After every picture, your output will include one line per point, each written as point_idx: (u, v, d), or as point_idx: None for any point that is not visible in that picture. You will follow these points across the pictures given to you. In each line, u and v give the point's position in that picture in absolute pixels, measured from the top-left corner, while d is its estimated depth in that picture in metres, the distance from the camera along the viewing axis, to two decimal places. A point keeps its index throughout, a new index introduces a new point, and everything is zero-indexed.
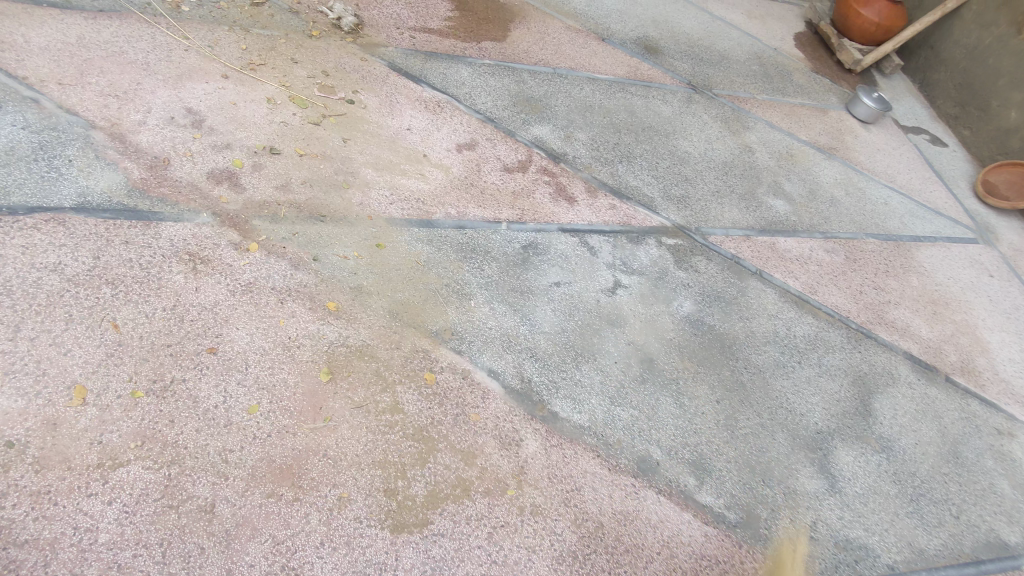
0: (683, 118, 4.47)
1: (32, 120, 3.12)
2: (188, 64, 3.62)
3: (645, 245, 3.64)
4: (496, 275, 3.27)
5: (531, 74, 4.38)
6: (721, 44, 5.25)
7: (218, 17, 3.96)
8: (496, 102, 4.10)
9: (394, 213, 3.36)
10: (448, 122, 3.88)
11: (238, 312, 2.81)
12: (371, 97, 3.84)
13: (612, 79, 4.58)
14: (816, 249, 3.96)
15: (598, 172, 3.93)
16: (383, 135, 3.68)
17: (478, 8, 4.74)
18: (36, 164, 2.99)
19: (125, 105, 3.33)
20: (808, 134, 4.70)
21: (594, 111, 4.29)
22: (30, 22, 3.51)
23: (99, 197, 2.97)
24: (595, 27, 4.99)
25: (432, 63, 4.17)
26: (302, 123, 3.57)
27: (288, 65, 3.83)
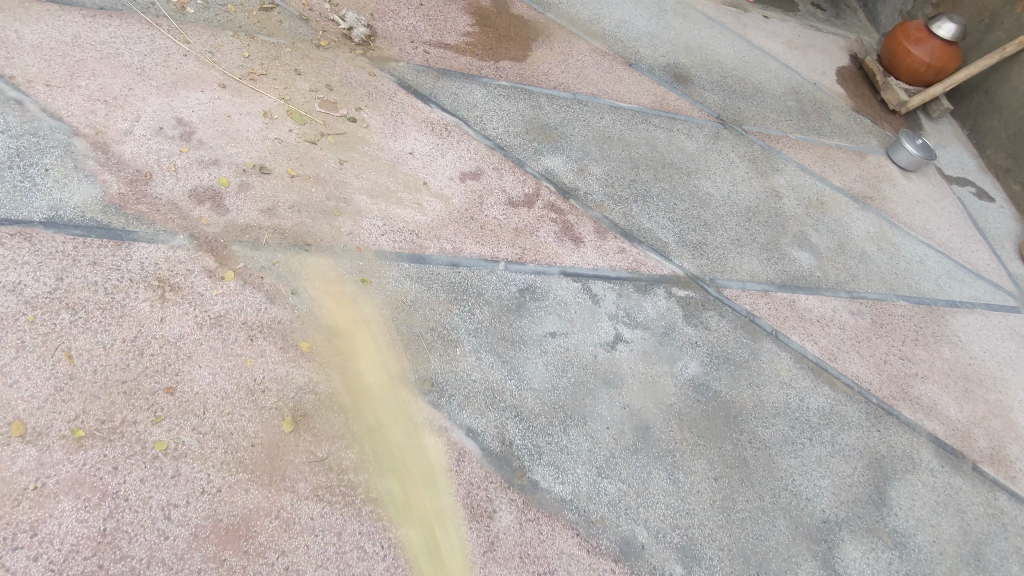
0: (708, 155, 4.19)
1: (12, 124, 2.98)
2: (186, 70, 3.46)
3: (653, 296, 3.38)
4: (487, 320, 3.03)
5: (548, 98, 4.14)
6: (756, 76, 4.94)
7: (223, 21, 3.81)
8: (508, 127, 3.87)
9: (385, 245, 3.14)
10: (453, 147, 3.66)
11: (203, 347, 2.61)
12: (374, 115, 3.64)
13: (636, 109, 4.31)
14: (841, 309, 3.65)
15: (610, 211, 3.68)
16: (382, 158, 3.47)
17: (500, 24, 4.51)
18: (10, 172, 2.84)
19: (112, 112, 3.18)
20: (842, 180, 4.38)
21: (612, 143, 4.03)
22: (26, 18, 3.39)
23: (72, 211, 2.81)
24: (624, 50, 4.73)
25: (444, 82, 3.97)
26: (298, 141, 3.38)
27: (291, 76, 3.65)
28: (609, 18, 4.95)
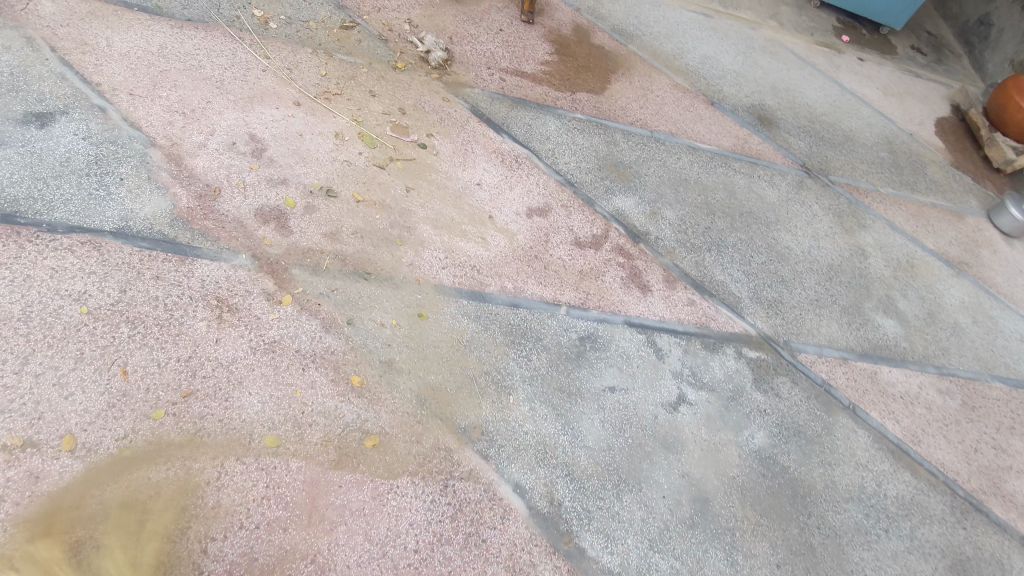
0: (789, 206, 3.98)
1: (94, 132, 3.02)
2: (263, 86, 3.47)
3: (722, 355, 3.18)
4: (544, 368, 2.89)
5: (624, 135, 3.99)
6: (845, 123, 4.69)
7: (304, 38, 3.79)
8: (580, 163, 3.74)
9: (445, 279, 3.04)
10: (522, 181, 3.55)
11: (254, 374, 2.55)
12: (445, 142, 3.57)
13: (715, 151, 4.13)
14: (928, 386, 3.35)
15: (681, 259, 3.51)
16: (449, 188, 3.39)
17: (579, 54, 4.38)
18: (87, 179, 2.86)
19: (189, 125, 3.19)
20: (935, 242, 4.08)
21: (687, 186, 3.86)
22: (118, 26, 3.45)
23: (141, 222, 2.81)
24: (706, 88, 4.55)
25: (518, 111, 3.88)
26: (367, 165, 3.33)
27: (365, 97, 3.61)
28: (692, 53, 4.77)
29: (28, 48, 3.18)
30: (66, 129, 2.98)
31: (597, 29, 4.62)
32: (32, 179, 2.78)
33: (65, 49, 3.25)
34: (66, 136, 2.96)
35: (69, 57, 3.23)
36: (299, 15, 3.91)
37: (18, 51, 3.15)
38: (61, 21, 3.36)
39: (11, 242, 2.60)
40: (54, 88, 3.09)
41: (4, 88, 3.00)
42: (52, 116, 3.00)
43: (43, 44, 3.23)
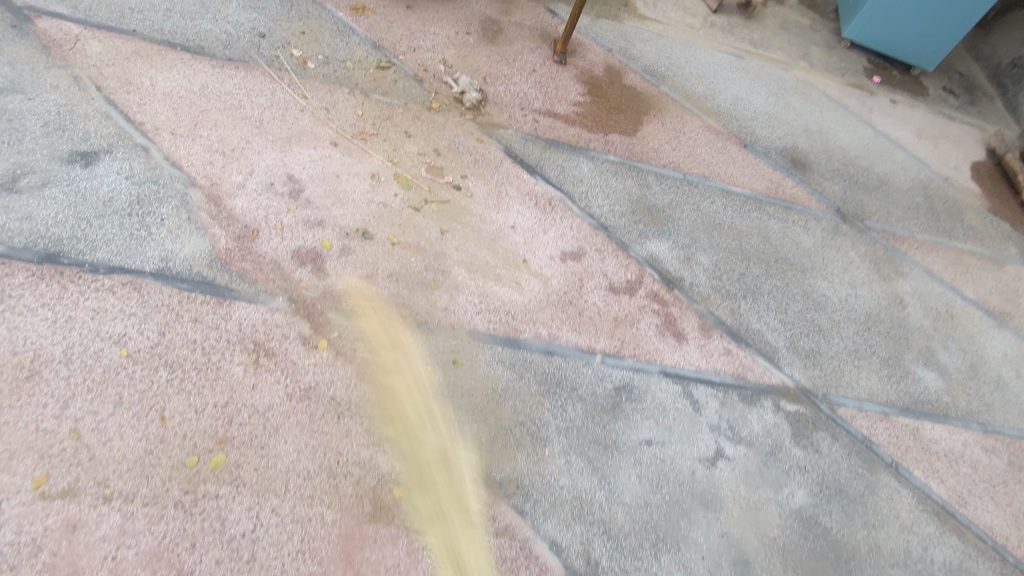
0: (825, 252, 3.94)
1: (137, 171, 3.04)
2: (301, 126, 3.48)
3: (760, 408, 3.11)
4: (580, 420, 2.83)
5: (657, 177, 3.97)
6: (879, 167, 4.65)
7: (341, 78, 3.80)
8: (614, 206, 3.72)
9: (479, 325, 3.01)
10: (556, 224, 3.53)
11: (290, 421, 2.52)
12: (480, 184, 3.56)
13: (748, 195, 4.09)
14: (973, 444, 3.25)
15: (717, 306, 3.46)
16: (484, 231, 3.37)
17: (612, 94, 4.38)
18: (129, 219, 2.88)
19: (229, 164, 3.20)
20: (975, 291, 4.01)
21: (722, 231, 3.82)
22: (161, 65, 3.48)
23: (181, 263, 2.82)
24: (739, 130, 4.52)
25: (552, 153, 3.87)
26: (402, 207, 3.32)
27: (401, 138, 3.62)
28: (725, 94, 4.75)
29: (75, 87, 3.24)
30: (109, 168, 3.01)
31: (630, 69, 4.61)
32: (75, 218, 2.81)
33: (110, 88, 3.30)
34: (110, 175, 2.99)
35: (114, 96, 3.28)
36: (336, 54, 3.91)
37: (65, 90, 3.21)
38: (107, 60, 3.41)
39: (54, 282, 2.61)
40: (99, 127, 3.13)
41: (52, 127, 3.05)
42: (97, 155, 3.04)
43: (89, 83, 3.28)
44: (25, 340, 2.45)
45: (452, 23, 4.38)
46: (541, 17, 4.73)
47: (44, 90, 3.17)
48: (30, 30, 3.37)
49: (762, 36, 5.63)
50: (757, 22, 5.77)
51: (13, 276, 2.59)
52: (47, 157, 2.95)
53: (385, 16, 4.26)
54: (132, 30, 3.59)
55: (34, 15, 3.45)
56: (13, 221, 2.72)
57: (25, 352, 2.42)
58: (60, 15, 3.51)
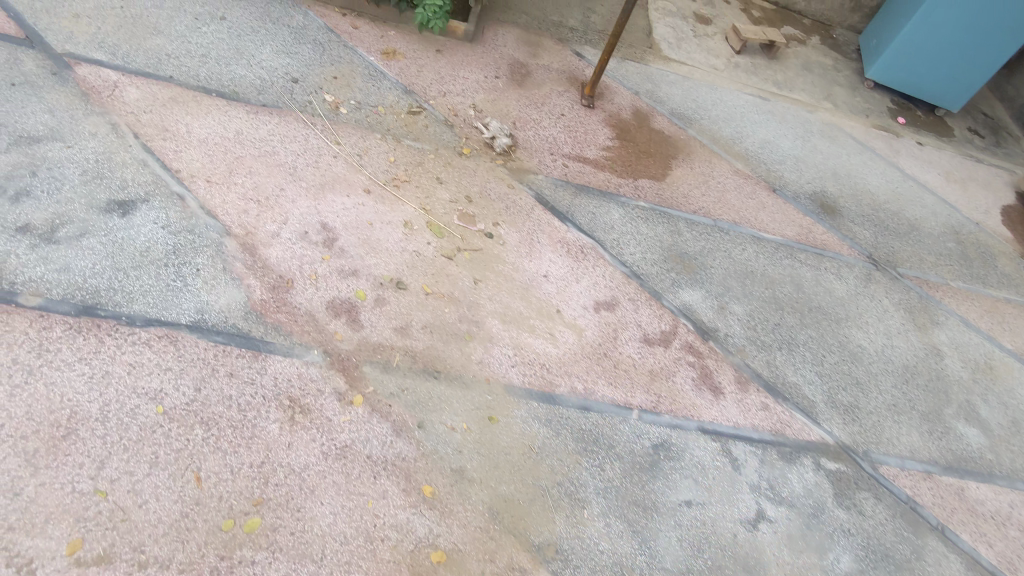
0: (859, 301, 3.89)
1: (173, 220, 3.04)
2: (334, 173, 3.48)
3: (799, 466, 3.05)
4: (618, 480, 2.78)
5: (688, 224, 3.94)
6: (909, 212, 4.61)
7: (373, 123, 3.80)
8: (646, 254, 3.69)
9: (514, 379, 2.97)
10: (589, 272, 3.50)
11: (327, 482, 2.47)
12: (512, 231, 3.54)
13: (780, 241, 4.06)
14: (1018, 504, 3.19)
15: (752, 358, 3.41)
16: (517, 280, 3.34)
17: (640, 138, 4.37)
18: (165, 270, 2.87)
19: (263, 212, 3.19)
20: (1012, 341, 3.96)
21: (754, 279, 3.78)
22: (197, 111, 3.49)
23: (216, 315, 2.79)
24: (768, 174, 4.50)
25: (583, 199, 3.84)
26: (435, 255, 3.30)
27: (433, 184, 3.61)
28: (752, 137, 4.74)
29: (113, 134, 3.25)
30: (146, 217, 3.00)
31: (657, 113, 4.61)
32: (113, 269, 2.80)
33: (147, 135, 3.31)
34: (147, 224, 2.99)
35: (151, 143, 3.28)
36: (368, 99, 3.91)
37: (103, 138, 3.22)
38: (144, 107, 3.42)
39: (91, 336, 2.59)
40: (136, 175, 3.14)
41: (90, 176, 3.06)
42: (134, 204, 3.03)
43: (126, 130, 3.30)
44: (63, 397, 2.42)
45: (482, 67, 4.38)
46: (568, 59, 4.73)
47: (83, 138, 3.19)
48: (69, 77, 3.41)
49: (787, 77, 5.61)
50: (782, 62, 5.76)
51: (51, 329, 2.57)
52: (85, 206, 2.95)
53: (415, 60, 4.27)
54: (169, 76, 3.61)
55: (73, 62, 3.49)
56: (52, 273, 2.72)
57: (62, 409, 2.39)
58: (99, 61, 3.54)
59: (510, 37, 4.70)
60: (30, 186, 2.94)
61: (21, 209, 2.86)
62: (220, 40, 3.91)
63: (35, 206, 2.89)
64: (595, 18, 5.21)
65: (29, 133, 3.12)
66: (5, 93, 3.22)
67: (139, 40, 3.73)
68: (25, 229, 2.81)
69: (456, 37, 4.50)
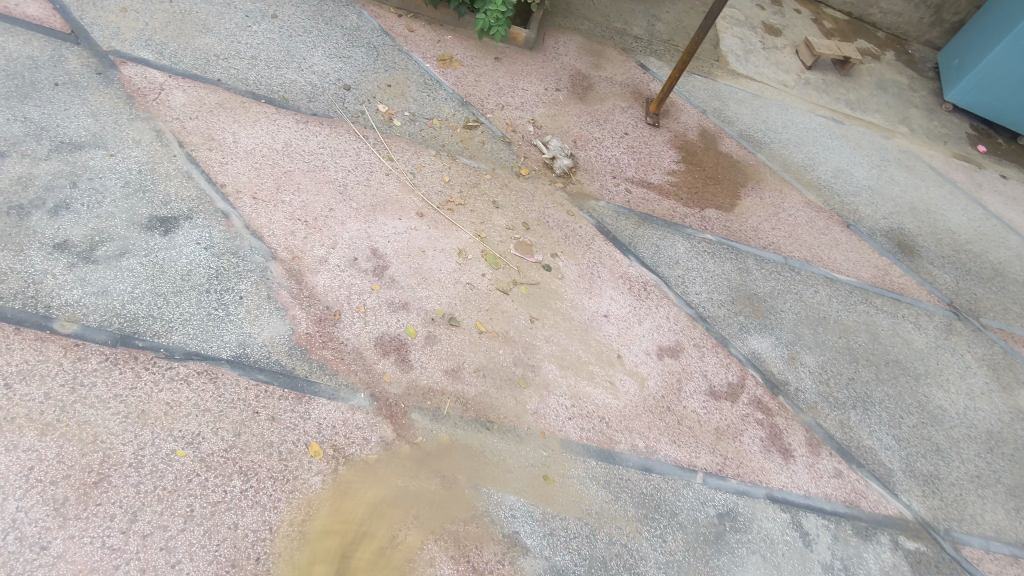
0: (939, 355, 3.59)
1: (216, 241, 2.85)
2: (386, 192, 3.26)
3: (876, 545, 2.80)
4: (681, 553, 2.55)
5: (757, 261, 3.67)
6: (992, 254, 4.26)
7: (428, 137, 3.58)
8: (712, 294, 3.43)
9: (572, 433, 2.75)
10: (652, 313, 3.25)
11: (370, 545, 2.28)
12: (570, 264, 3.30)
13: (854, 284, 3.77)
14: None
15: (825, 417, 3.15)
16: (575, 319, 3.11)
17: (707, 162, 4.08)
18: (207, 297, 2.69)
19: (311, 236, 2.99)
20: None
21: (827, 326, 3.51)
22: (244, 119, 3.30)
23: (259, 350, 2.61)
24: (841, 207, 4.19)
25: (645, 229, 3.59)
26: (490, 289, 3.08)
27: (488, 209, 3.38)
28: (825, 164, 4.42)
29: (157, 143, 3.07)
30: (189, 237, 2.82)
31: (725, 134, 4.31)
32: (152, 295, 2.63)
33: (193, 144, 3.12)
34: (189, 245, 2.81)
35: (196, 153, 3.10)
36: (423, 111, 3.68)
37: (148, 146, 3.04)
38: (191, 112, 3.23)
39: (128, 370, 2.43)
40: (179, 189, 2.95)
41: (132, 189, 2.89)
42: (176, 222, 2.85)
43: (171, 138, 3.11)
44: (95, 439, 2.26)
45: (542, 78, 4.12)
46: (632, 71, 4.45)
47: (126, 146, 3.01)
48: (115, 77, 3.23)
49: (861, 96, 5.25)
50: (856, 80, 5.39)
51: (86, 360, 2.41)
52: (125, 222, 2.78)
53: (473, 68, 4.03)
54: (217, 80, 3.42)
55: (118, 61, 3.30)
56: (89, 297, 2.55)
57: (95, 452, 2.23)
58: (145, 61, 3.35)
59: (571, 45, 4.42)
60: (70, 197, 2.78)
61: (59, 224, 2.70)
62: (271, 41, 3.70)
63: (74, 221, 2.72)
64: (660, 26, 4.90)
65: (71, 138, 2.95)
66: (48, 94, 3.06)
67: (187, 39, 3.54)
68: (63, 246, 2.65)
69: (515, 44, 4.24)
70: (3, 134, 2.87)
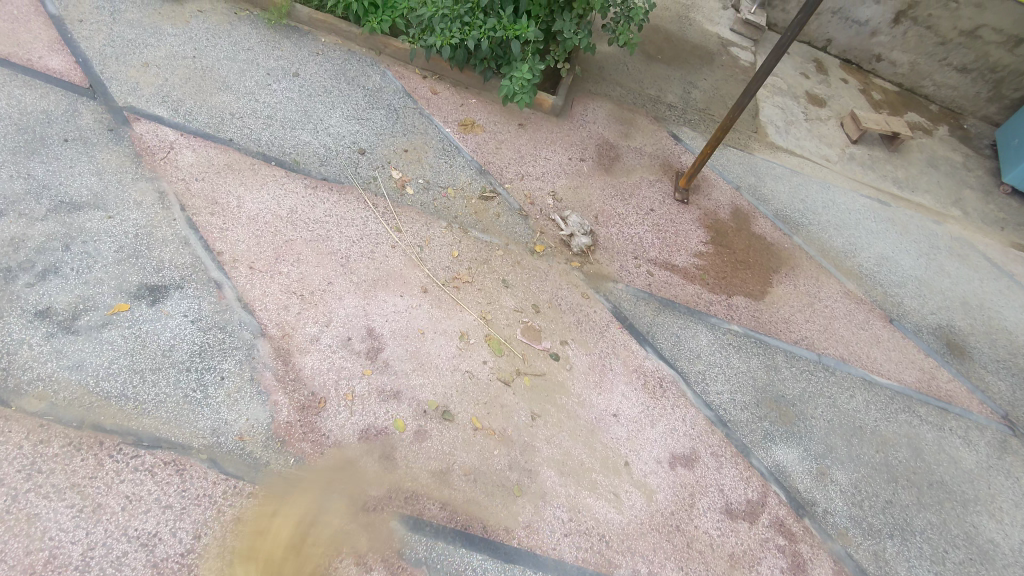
0: (991, 477, 3.22)
1: (205, 313, 2.70)
2: (390, 266, 3.10)
3: None
4: None
5: (786, 357, 3.38)
6: None
7: (440, 208, 3.42)
8: (735, 394, 3.15)
9: (566, 552, 2.48)
10: (666, 414, 2.98)
11: None
12: (581, 353, 3.07)
13: (895, 389, 3.44)
14: None
15: (857, 546, 2.81)
16: (581, 418, 2.86)
17: (738, 244, 3.83)
18: (186, 376, 2.53)
19: (305, 311, 2.82)
20: None
21: (862, 437, 3.19)
22: (251, 182, 3.20)
23: (233, 439, 2.43)
24: (884, 299, 3.88)
25: (666, 317, 3.34)
26: (491, 379, 2.86)
27: (497, 288, 3.18)
28: (867, 250, 4.11)
29: (158, 205, 2.97)
30: (176, 308, 2.69)
31: (759, 213, 4.06)
32: (129, 371, 2.48)
33: (195, 208, 3.01)
34: (176, 317, 2.66)
35: (197, 217, 2.98)
36: (438, 179, 3.54)
37: (148, 208, 2.94)
38: (197, 173, 3.14)
39: (91, 456, 2.27)
40: (174, 256, 2.83)
41: (126, 254, 2.78)
42: (166, 291, 2.72)
43: (174, 200, 3.01)
44: (43, 535, 2.09)
45: (567, 147, 3.96)
46: (663, 142, 4.25)
47: (127, 207, 2.92)
48: (126, 134, 3.17)
49: (911, 174, 4.94)
50: (905, 156, 5.08)
51: (48, 444, 2.26)
52: (113, 289, 2.66)
53: (495, 134, 3.89)
54: (229, 139, 3.34)
55: (132, 117, 3.26)
56: (63, 371, 2.42)
57: (40, 551, 2.06)
58: (159, 118, 3.30)
59: (600, 112, 4.26)
60: (60, 260, 2.67)
61: (45, 290, 2.58)
62: (289, 100, 3.63)
63: (61, 287, 2.61)
64: (696, 94, 4.72)
65: (72, 198, 2.87)
66: (56, 150, 3.00)
67: (204, 96, 3.49)
68: (44, 313, 2.53)
69: (541, 109, 4.09)
70: (4, 191, 2.80)
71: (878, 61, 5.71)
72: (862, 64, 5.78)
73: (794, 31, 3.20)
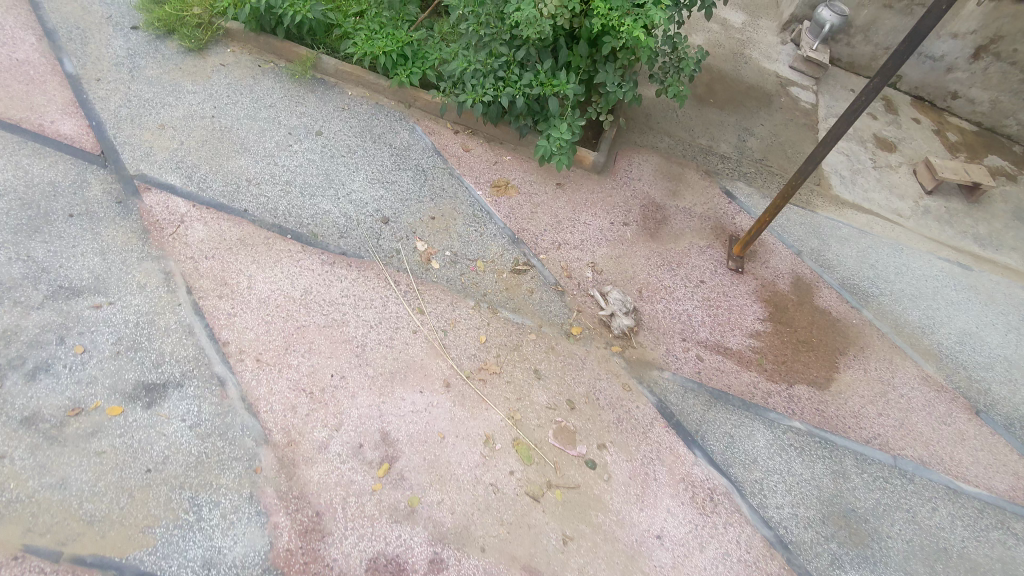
0: None
1: (204, 417, 2.46)
2: (410, 355, 2.81)
3: None
4: None
5: (856, 461, 2.96)
6: None
7: (468, 284, 3.13)
8: (797, 509, 2.75)
9: None
10: (718, 535, 2.60)
11: None
12: (621, 459, 2.72)
13: (985, 501, 2.97)
14: None
15: None
16: (620, 541, 2.50)
17: (799, 321, 3.42)
18: (179, 493, 2.28)
19: (314, 412, 2.56)
20: None
21: (948, 563, 2.74)
22: (265, 259, 2.96)
23: (226, 572, 2.16)
24: (969, 385, 3.40)
25: (717, 413, 2.96)
26: (518, 493, 2.54)
27: (529, 380, 2.86)
28: (947, 325, 3.65)
29: (163, 288, 2.75)
30: (174, 411, 2.45)
31: (823, 283, 3.64)
32: (116, 489, 2.24)
33: (202, 290, 2.79)
34: (172, 421, 2.42)
35: (203, 302, 2.75)
36: (467, 250, 3.25)
37: (152, 292, 2.73)
38: (207, 250, 2.92)
39: None
40: (175, 347, 2.60)
41: (124, 346, 2.56)
42: (163, 390, 2.49)
43: (180, 282, 2.79)
44: None
45: (608, 210, 3.62)
46: (716, 200, 3.87)
47: (129, 291, 2.71)
48: (134, 206, 2.98)
49: (995, 228, 4.41)
50: (988, 207, 4.56)
51: None
52: (106, 390, 2.44)
53: (531, 196, 3.59)
54: (244, 210, 3.12)
55: (143, 186, 3.07)
56: (45, 489, 2.20)
57: None
58: (171, 187, 3.11)
59: (646, 167, 3.92)
60: (53, 357, 2.48)
61: (34, 392, 2.38)
62: (310, 162, 3.40)
63: (52, 388, 2.41)
64: (753, 142, 4.32)
65: (71, 282, 2.68)
66: (59, 227, 2.82)
67: (221, 160, 3.28)
68: (31, 421, 2.32)
69: (582, 166, 3.76)
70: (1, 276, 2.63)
71: (954, 99, 5.21)
72: (936, 102, 5.28)
73: (868, 97, 2.80)
